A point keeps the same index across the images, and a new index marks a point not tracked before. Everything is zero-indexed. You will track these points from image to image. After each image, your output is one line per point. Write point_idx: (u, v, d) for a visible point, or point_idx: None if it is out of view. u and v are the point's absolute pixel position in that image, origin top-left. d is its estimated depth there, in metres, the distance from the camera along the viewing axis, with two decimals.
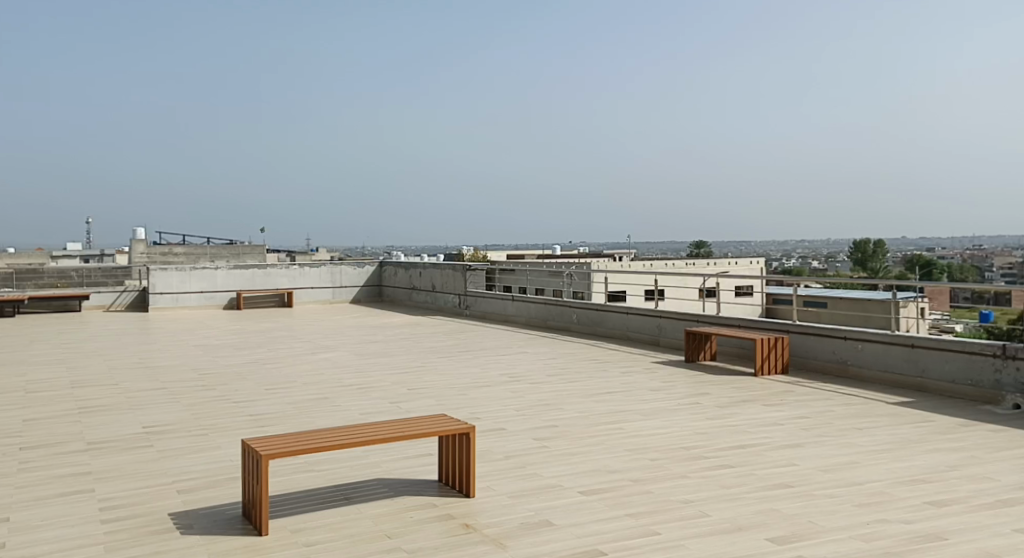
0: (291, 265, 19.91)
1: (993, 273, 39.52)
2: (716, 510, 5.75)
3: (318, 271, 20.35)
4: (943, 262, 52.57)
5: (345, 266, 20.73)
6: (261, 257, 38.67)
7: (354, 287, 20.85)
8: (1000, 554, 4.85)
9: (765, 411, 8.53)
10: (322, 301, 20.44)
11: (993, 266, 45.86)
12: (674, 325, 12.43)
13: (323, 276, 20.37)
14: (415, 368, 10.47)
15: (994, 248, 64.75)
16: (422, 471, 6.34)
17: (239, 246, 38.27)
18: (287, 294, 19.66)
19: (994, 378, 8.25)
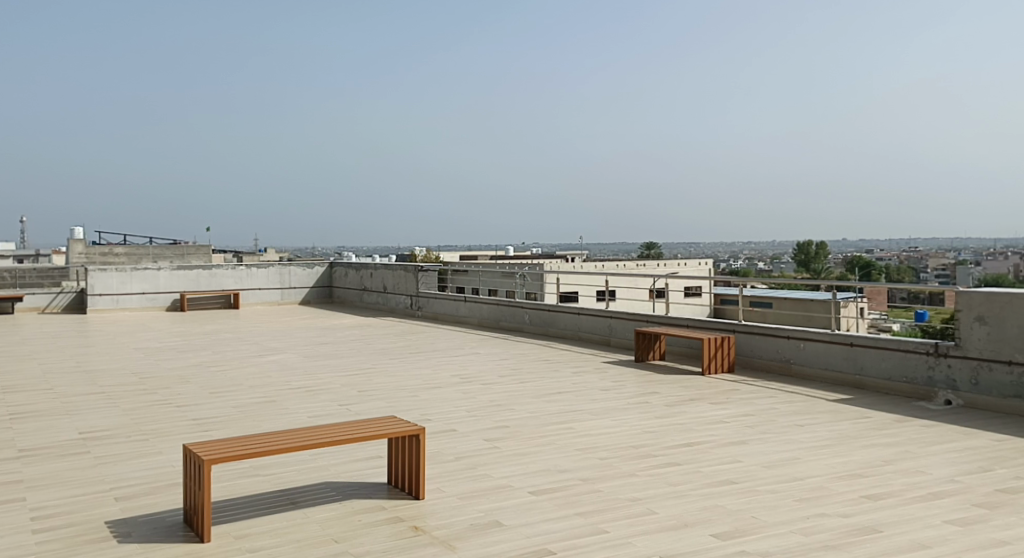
0: (237, 266, 19.70)
1: (928, 274, 40.51)
2: (663, 507, 5.85)
3: (266, 271, 20.16)
4: (884, 262, 53.76)
5: (293, 267, 20.57)
6: (206, 257, 38.21)
7: (303, 288, 20.72)
8: (932, 545, 5.01)
9: (711, 410, 8.67)
10: (271, 302, 20.27)
11: (929, 266, 47.03)
12: (624, 326, 12.55)
13: (271, 276, 20.20)
14: (364, 370, 10.45)
15: (933, 250, 66.40)
16: (370, 473, 6.34)
17: (184, 246, 37.75)
18: (234, 295, 19.44)
19: (927, 375, 8.50)
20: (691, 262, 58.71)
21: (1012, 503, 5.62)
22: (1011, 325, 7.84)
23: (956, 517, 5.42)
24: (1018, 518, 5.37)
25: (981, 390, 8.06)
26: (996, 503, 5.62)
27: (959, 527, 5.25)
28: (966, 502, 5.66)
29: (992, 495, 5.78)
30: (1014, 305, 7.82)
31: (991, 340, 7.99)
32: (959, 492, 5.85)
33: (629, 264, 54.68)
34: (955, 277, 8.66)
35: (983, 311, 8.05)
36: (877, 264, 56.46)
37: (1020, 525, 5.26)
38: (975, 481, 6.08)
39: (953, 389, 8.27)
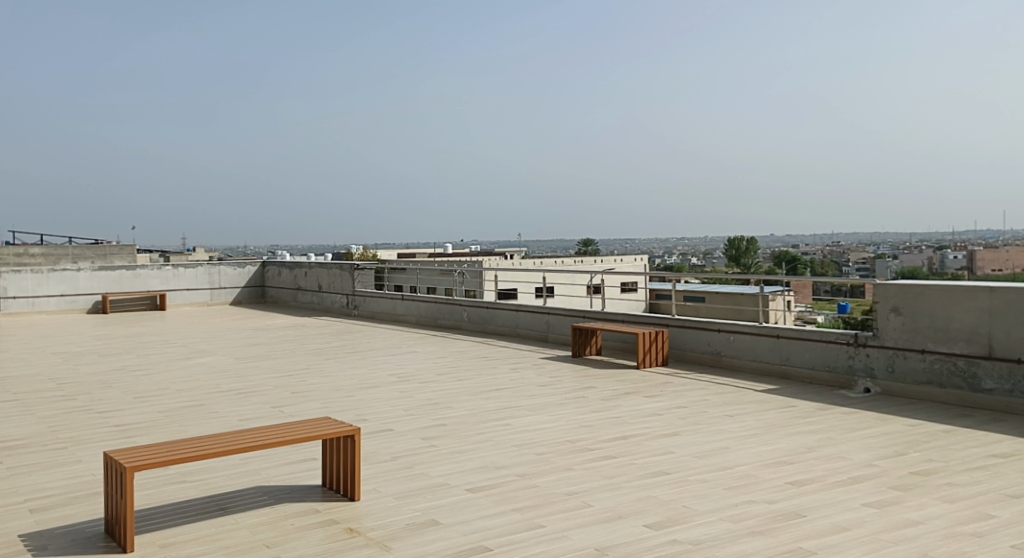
0: (163, 266, 19.36)
1: (852, 267, 41.58)
2: (597, 500, 5.91)
3: (194, 271, 19.84)
4: (810, 256, 55.00)
5: (223, 266, 20.24)
6: (131, 256, 37.28)
7: (233, 288, 20.42)
8: (853, 527, 5.16)
9: (645, 403, 8.78)
10: (200, 302, 19.96)
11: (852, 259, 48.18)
12: (562, 322, 12.64)
13: (199, 276, 19.89)
14: (298, 371, 10.34)
15: (858, 244, 68.08)
16: (304, 476, 6.30)
17: (106, 247, 36.74)
18: (160, 296, 19.05)
19: (847, 364, 8.73)
20: (629, 258, 59.38)
21: (927, 485, 5.81)
22: (925, 314, 8.13)
23: (874, 500, 5.58)
24: (930, 498, 5.56)
25: (897, 377, 8.32)
26: (911, 486, 5.81)
27: (877, 510, 5.41)
28: (883, 485, 5.84)
29: (908, 478, 5.97)
30: (927, 296, 8.10)
31: (906, 330, 8.26)
32: (877, 476, 6.03)
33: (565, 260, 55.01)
34: (874, 270, 8.93)
35: (898, 303, 8.32)
36: (805, 257, 57.81)
37: (932, 505, 5.45)
38: (892, 464, 6.28)
39: (872, 377, 8.52)
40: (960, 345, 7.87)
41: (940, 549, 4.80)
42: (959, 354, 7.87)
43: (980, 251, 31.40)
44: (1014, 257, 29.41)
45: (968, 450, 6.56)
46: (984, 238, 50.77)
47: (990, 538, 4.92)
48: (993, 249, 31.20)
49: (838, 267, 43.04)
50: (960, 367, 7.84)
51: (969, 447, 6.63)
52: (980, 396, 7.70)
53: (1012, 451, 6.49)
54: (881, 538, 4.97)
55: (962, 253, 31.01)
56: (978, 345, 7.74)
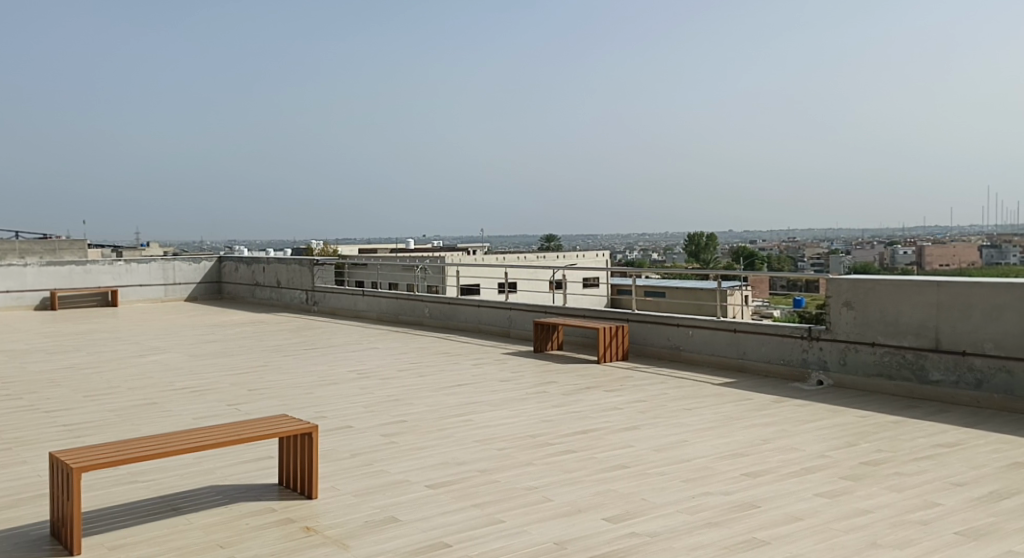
0: (115, 261, 19.07)
1: (806, 262, 42.19)
2: (557, 494, 5.91)
3: (148, 266, 19.54)
4: (766, 252, 55.65)
5: (178, 262, 19.96)
6: (81, 252, 36.68)
7: (188, 284, 20.16)
8: (807, 517, 5.20)
9: (605, 397, 8.81)
10: (154, 299, 19.68)
11: (805, 253, 48.69)
12: (524, 317, 12.64)
13: (153, 272, 19.61)
14: (255, 368, 10.21)
15: (814, 240, 68.91)
16: (260, 475, 6.23)
17: (56, 243, 36.07)
18: (111, 292, 18.71)
19: (801, 357, 8.83)
20: (590, 254, 59.55)
21: (877, 475, 5.89)
22: (875, 309, 8.24)
23: (826, 490, 5.64)
24: (880, 488, 5.63)
25: (849, 369, 8.43)
26: (862, 476, 5.88)
27: (828, 500, 5.47)
28: (835, 475, 5.91)
29: (858, 468, 6.04)
30: (878, 291, 8.21)
31: (857, 324, 8.37)
32: (830, 467, 6.10)
33: (527, 257, 55.05)
34: (828, 266, 9.02)
35: (849, 297, 8.43)
36: (762, 253, 58.43)
37: (882, 495, 5.51)
38: (844, 455, 6.35)
39: (825, 370, 8.62)
40: (909, 339, 7.99)
41: (889, 537, 4.86)
42: (907, 347, 8.00)
43: (928, 247, 31.99)
44: (963, 250, 30.02)
45: (917, 440, 6.65)
46: (933, 234, 51.71)
47: (937, 526, 4.99)
48: (944, 244, 31.77)
49: (794, 262, 43.55)
50: (908, 360, 7.96)
51: (918, 437, 6.73)
52: (928, 388, 7.82)
53: (958, 441, 6.60)
54: (833, 527, 5.02)
55: (911, 249, 31.54)
56: (926, 339, 7.86)
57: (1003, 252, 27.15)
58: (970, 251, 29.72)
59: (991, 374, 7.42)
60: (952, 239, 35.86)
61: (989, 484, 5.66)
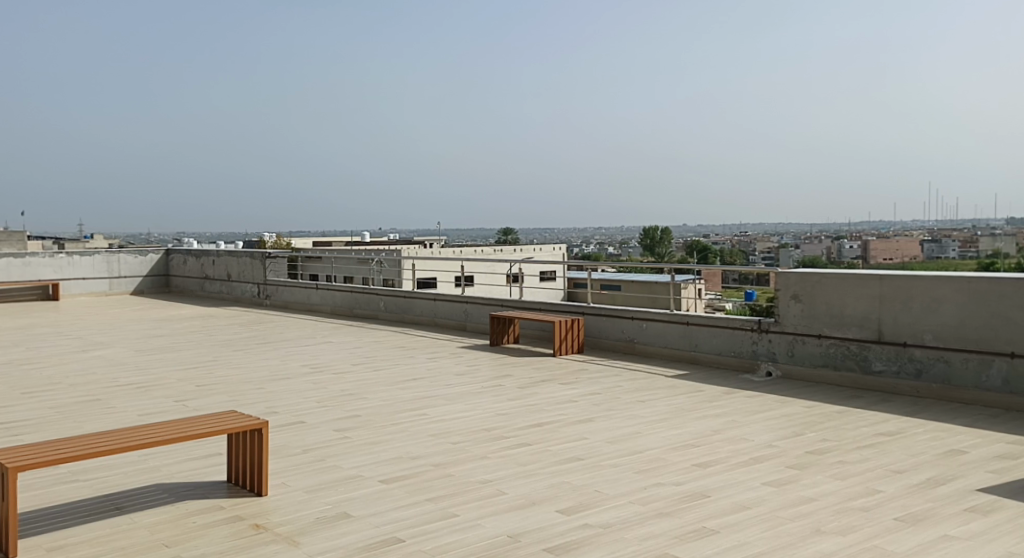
0: (56, 254, 18.65)
1: (756, 255, 42.79)
2: (512, 487, 5.88)
3: (91, 259, 19.14)
4: (718, 246, 56.32)
5: (123, 254, 19.56)
6: (20, 242, 35.77)
7: (134, 277, 19.79)
8: (754, 506, 5.23)
9: (560, 390, 8.79)
10: (98, 292, 19.28)
11: (755, 246, 49.34)
12: (480, 311, 12.58)
13: (97, 265, 19.21)
14: (204, 363, 10.04)
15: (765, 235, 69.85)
16: (207, 472, 6.11)
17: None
18: (52, 286, 18.23)
19: (751, 349, 8.89)
20: (546, 248, 59.59)
21: (821, 463, 5.94)
22: (821, 301, 8.32)
23: (773, 479, 5.68)
24: (824, 476, 5.68)
25: (796, 361, 8.51)
26: (808, 464, 5.93)
27: (775, 488, 5.50)
28: (783, 464, 5.95)
29: (804, 457, 6.09)
30: (824, 284, 8.29)
31: (804, 317, 8.45)
32: (778, 456, 6.14)
33: (482, 250, 54.93)
34: (778, 260, 9.11)
35: (798, 291, 8.49)
36: (715, 247, 59.02)
37: (826, 483, 5.56)
38: (790, 444, 6.40)
39: (774, 361, 8.69)
40: (853, 330, 8.09)
41: (833, 524, 4.90)
42: (851, 339, 8.09)
43: (873, 242, 32.76)
44: (905, 243, 30.66)
45: (859, 429, 6.73)
46: (879, 229, 52.71)
47: (877, 512, 5.05)
48: (887, 238, 32.41)
49: (745, 256, 44.12)
50: (853, 351, 8.06)
51: (861, 426, 6.81)
52: (871, 378, 7.93)
53: (899, 429, 6.70)
54: (779, 515, 5.05)
55: (857, 245, 32.17)
56: (869, 330, 7.97)
57: (943, 247, 27.81)
58: (913, 245, 30.33)
59: (929, 364, 7.56)
60: (897, 233, 36.59)
61: (927, 470, 5.74)
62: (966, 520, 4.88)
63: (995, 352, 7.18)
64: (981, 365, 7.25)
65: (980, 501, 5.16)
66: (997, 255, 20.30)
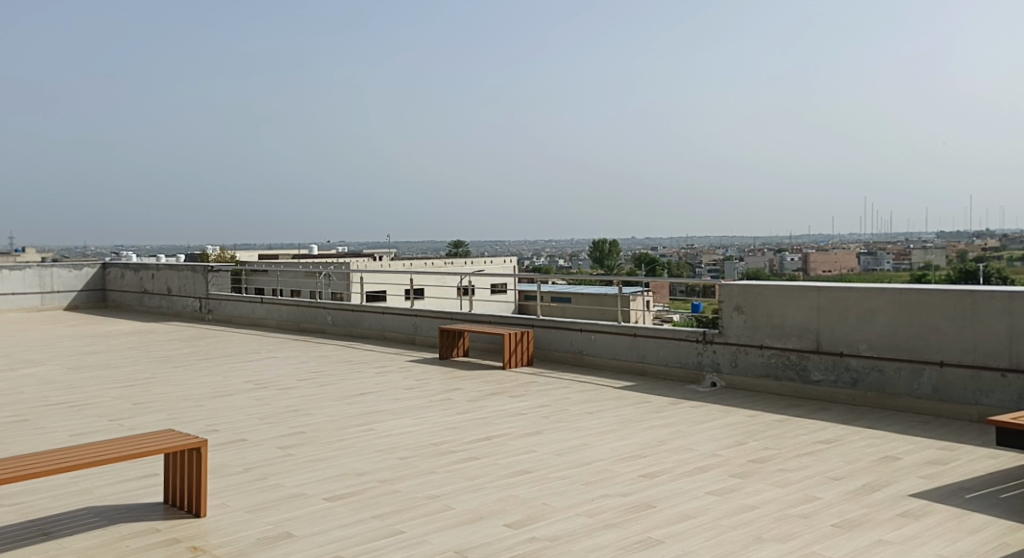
0: None
1: (701, 266, 43.47)
2: (460, 502, 5.77)
3: (22, 273, 18.58)
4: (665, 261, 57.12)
5: (56, 268, 19.04)
6: None
7: (68, 291, 19.29)
8: (698, 514, 5.20)
9: (509, 403, 8.71)
10: (29, 308, 18.74)
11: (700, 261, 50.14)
12: (430, 324, 12.45)
13: (28, 279, 18.68)
14: (142, 380, 9.76)
15: (711, 249, 70.87)
16: (143, 493, 5.91)
17: None
18: None
19: (696, 360, 8.90)
20: (498, 262, 59.45)
21: (763, 471, 5.94)
22: (763, 312, 8.35)
23: (716, 488, 5.65)
24: (767, 484, 5.68)
25: (740, 370, 8.53)
26: (750, 473, 5.92)
27: (718, 497, 5.48)
28: (727, 473, 5.94)
29: (746, 466, 6.07)
30: (765, 296, 8.32)
31: (747, 327, 8.47)
32: (722, 465, 6.12)
33: (432, 262, 54.73)
34: (724, 271, 9.13)
35: (740, 302, 8.52)
36: (662, 259, 59.70)
37: (768, 490, 5.55)
38: (734, 453, 6.39)
39: (718, 371, 8.71)
40: (793, 341, 8.13)
41: (773, 531, 4.88)
42: (791, 348, 8.13)
43: (813, 255, 33.56)
44: (843, 256, 31.56)
45: (799, 437, 6.75)
46: (818, 242, 53.90)
47: (818, 518, 5.04)
48: (826, 251, 33.25)
49: (691, 269, 44.90)
50: (794, 361, 8.10)
51: (801, 434, 6.83)
52: (810, 387, 7.98)
53: (836, 437, 6.73)
54: (722, 524, 5.02)
55: (798, 259, 32.97)
56: (808, 340, 8.01)
57: (878, 261, 28.68)
58: (851, 259, 31.14)
59: (865, 373, 7.63)
60: (834, 247, 37.71)
61: (864, 476, 5.75)
62: (899, 525, 4.89)
63: (926, 360, 7.26)
64: (913, 373, 7.33)
65: (913, 506, 5.17)
66: (925, 274, 21.33)
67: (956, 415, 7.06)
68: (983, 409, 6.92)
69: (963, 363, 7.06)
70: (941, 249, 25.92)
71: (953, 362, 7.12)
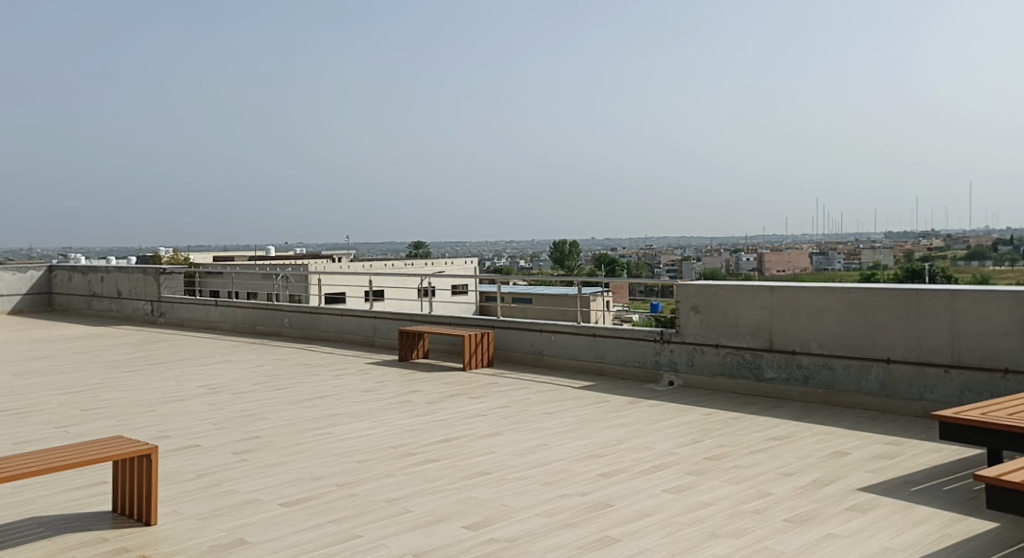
0: None
1: (659, 266, 43.84)
2: (419, 504, 5.70)
3: None
4: (624, 261, 57.50)
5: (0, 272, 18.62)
6: None
7: (13, 295, 18.88)
8: (655, 513, 5.17)
9: (468, 404, 8.64)
10: None
11: (659, 262, 50.56)
12: (388, 325, 12.34)
13: None
14: (91, 386, 9.54)
15: (670, 249, 71.39)
16: (91, 502, 5.76)
17: None
18: None
19: (654, 359, 8.91)
20: (459, 261, 59.31)
21: (718, 468, 5.94)
22: (718, 312, 8.38)
23: (672, 486, 5.64)
24: (722, 480, 5.68)
25: (696, 369, 8.55)
26: (705, 470, 5.91)
27: (674, 495, 5.46)
28: (682, 471, 5.93)
29: (702, 463, 6.07)
30: (720, 296, 8.34)
31: (703, 327, 8.49)
32: (678, 463, 6.12)
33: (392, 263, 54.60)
34: (682, 272, 9.14)
35: (696, 302, 8.54)
36: (622, 259, 60.06)
37: (723, 487, 5.55)
38: (690, 451, 6.39)
39: (675, 370, 8.72)
40: (748, 340, 8.16)
41: (727, 527, 4.87)
42: (745, 347, 8.17)
43: (767, 254, 33.99)
44: (796, 256, 32.27)
45: (753, 434, 6.77)
46: (772, 242, 54.59)
47: (770, 514, 5.05)
48: (780, 250, 33.88)
49: (650, 270, 45.29)
50: (748, 360, 8.13)
51: (755, 431, 6.85)
52: (764, 385, 8.02)
53: (789, 433, 6.76)
54: (677, 521, 5.00)
55: (754, 258, 33.39)
56: (761, 339, 8.05)
57: (831, 260, 29.15)
58: (804, 259, 31.64)
59: (816, 370, 7.68)
60: (788, 247, 38.49)
61: (815, 472, 5.78)
62: (848, 518, 4.91)
63: (873, 358, 7.33)
64: (861, 370, 7.40)
65: (860, 500, 5.20)
66: (873, 274, 22.07)
67: (902, 410, 7.14)
68: (928, 404, 7.01)
69: (909, 359, 7.13)
70: (890, 249, 26.62)
71: (899, 359, 7.19)
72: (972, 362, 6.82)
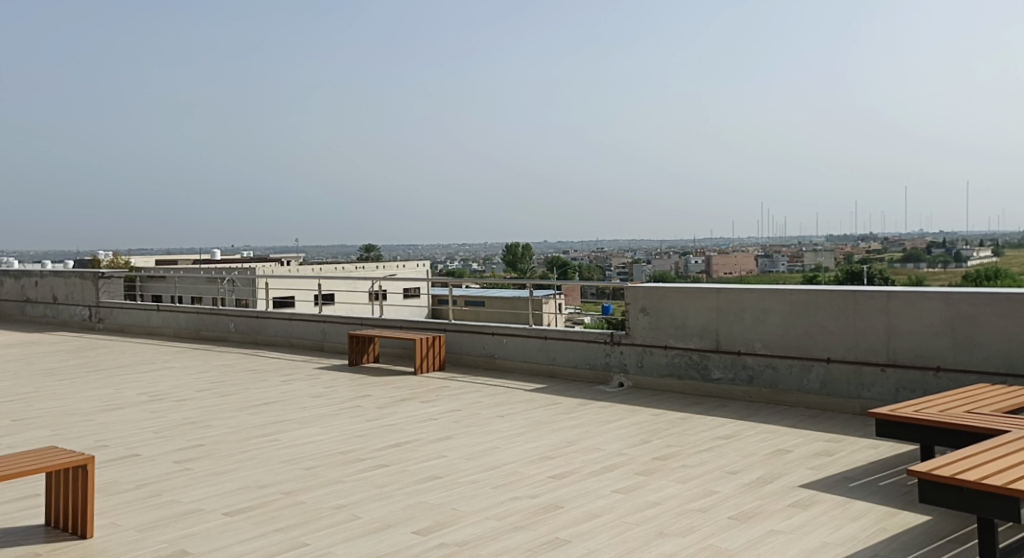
0: None
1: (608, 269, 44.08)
2: (368, 511, 5.56)
3: None
4: (575, 263, 57.75)
5: None
6: None
7: None
8: (605, 513, 5.10)
9: (420, 408, 8.50)
10: None
11: (608, 264, 50.90)
12: (338, 330, 12.14)
13: None
14: (26, 396, 9.20)
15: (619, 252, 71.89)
16: (24, 516, 5.51)
17: None
18: None
19: (604, 361, 8.86)
20: (410, 265, 58.99)
21: (666, 468, 5.88)
22: (667, 313, 8.34)
23: (621, 486, 5.57)
24: (670, 480, 5.62)
25: (645, 370, 8.52)
26: (653, 470, 5.86)
27: (624, 495, 5.39)
28: (631, 471, 5.87)
29: (650, 463, 6.01)
30: (669, 297, 8.31)
31: (652, 328, 8.45)
32: (627, 464, 6.05)
33: (341, 267, 54.05)
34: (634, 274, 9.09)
35: (645, 303, 8.49)
36: (573, 263, 60.27)
37: (672, 487, 5.50)
38: (639, 452, 6.33)
39: (625, 372, 8.68)
40: (695, 341, 8.14)
41: (676, 526, 4.82)
42: (693, 349, 8.15)
43: (714, 256, 34.37)
44: (742, 259, 32.70)
45: (700, 433, 6.74)
46: (719, 245, 55.27)
47: (717, 512, 5.00)
48: (727, 253, 34.30)
49: (600, 273, 45.58)
50: (696, 360, 8.11)
51: (701, 431, 6.83)
52: (710, 385, 8.01)
53: (733, 432, 6.73)
54: (627, 521, 4.93)
55: (700, 261, 33.71)
56: (708, 340, 8.04)
57: (775, 262, 29.60)
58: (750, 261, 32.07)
59: (760, 370, 7.68)
60: (734, 249, 38.96)
61: (758, 469, 5.76)
62: (792, 514, 4.88)
63: (814, 357, 7.35)
64: (803, 370, 7.42)
65: (802, 496, 5.18)
66: (815, 276, 22.49)
67: (841, 409, 7.16)
68: (865, 402, 7.05)
69: (848, 358, 7.16)
70: (831, 252, 27.13)
71: (838, 358, 7.22)
72: (907, 361, 6.86)
